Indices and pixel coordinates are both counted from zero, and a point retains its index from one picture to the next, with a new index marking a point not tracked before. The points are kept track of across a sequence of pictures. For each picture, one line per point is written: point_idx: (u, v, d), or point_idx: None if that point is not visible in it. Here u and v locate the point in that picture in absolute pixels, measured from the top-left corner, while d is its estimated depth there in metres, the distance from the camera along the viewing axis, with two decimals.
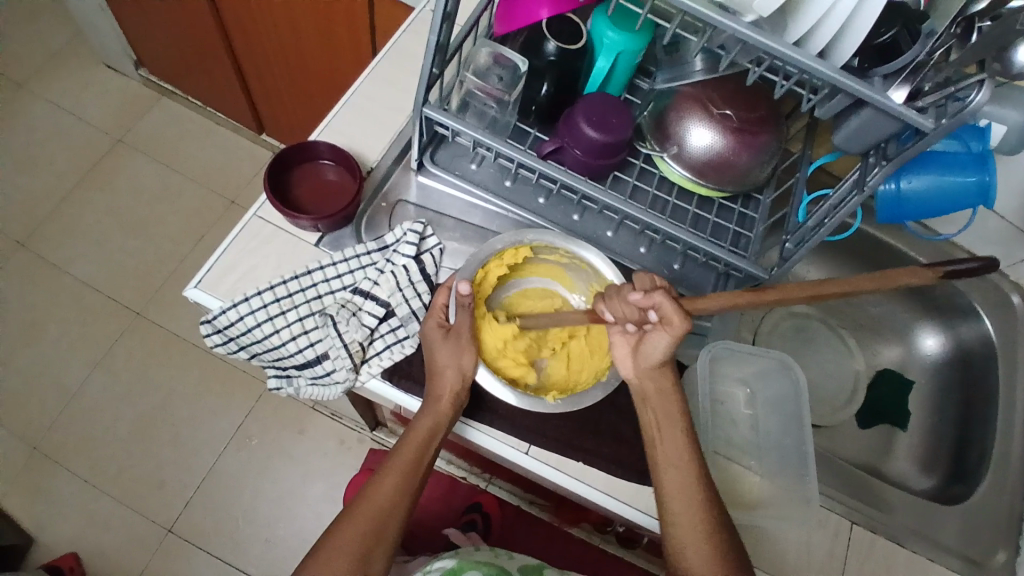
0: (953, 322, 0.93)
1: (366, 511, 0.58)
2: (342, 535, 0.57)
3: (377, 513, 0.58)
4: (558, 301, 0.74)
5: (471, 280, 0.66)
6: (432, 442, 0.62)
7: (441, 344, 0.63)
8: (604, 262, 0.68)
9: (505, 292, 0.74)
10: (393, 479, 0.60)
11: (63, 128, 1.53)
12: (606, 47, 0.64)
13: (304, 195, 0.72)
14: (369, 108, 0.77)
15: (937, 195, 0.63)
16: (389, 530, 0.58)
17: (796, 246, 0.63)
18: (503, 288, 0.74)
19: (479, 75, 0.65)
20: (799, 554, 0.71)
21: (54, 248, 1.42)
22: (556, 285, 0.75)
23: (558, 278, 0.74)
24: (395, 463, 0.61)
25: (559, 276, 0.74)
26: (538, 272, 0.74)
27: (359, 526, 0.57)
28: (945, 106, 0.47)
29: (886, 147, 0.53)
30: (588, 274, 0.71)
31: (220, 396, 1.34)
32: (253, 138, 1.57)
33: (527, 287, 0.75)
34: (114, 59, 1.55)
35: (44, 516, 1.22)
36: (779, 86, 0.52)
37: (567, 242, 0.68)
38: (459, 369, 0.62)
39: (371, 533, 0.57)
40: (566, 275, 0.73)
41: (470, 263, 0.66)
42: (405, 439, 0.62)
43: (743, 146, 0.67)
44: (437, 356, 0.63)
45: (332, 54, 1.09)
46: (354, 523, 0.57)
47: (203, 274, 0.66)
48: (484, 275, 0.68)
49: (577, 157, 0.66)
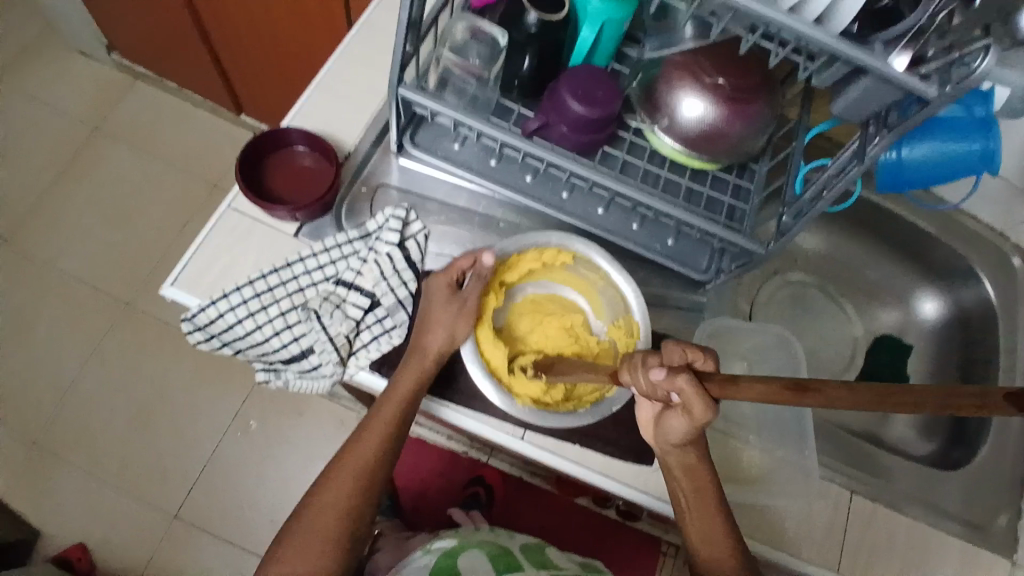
0: (953, 284, 0.91)
1: (348, 472, 0.61)
2: (326, 496, 0.60)
3: (356, 474, 0.61)
4: (579, 318, 0.70)
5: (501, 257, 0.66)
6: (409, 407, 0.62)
7: (431, 320, 0.62)
8: (637, 300, 0.66)
9: (532, 287, 0.71)
10: (372, 441, 0.62)
11: (36, 118, 1.48)
12: (591, 16, 0.60)
13: (281, 183, 0.70)
14: (342, 89, 0.73)
15: (938, 162, 0.60)
16: (374, 486, 0.62)
17: (794, 219, 0.60)
18: (532, 282, 0.71)
19: (457, 51, 0.62)
20: (799, 525, 0.69)
21: (39, 243, 1.39)
22: (585, 303, 0.71)
23: (588, 297, 0.71)
24: (373, 423, 0.62)
25: (590, 296, 0.70)
26: (571, 282, 0.71)
27: (342, 485, 0.61)
28: (950, 72, 0.44)
29: (887, 115, 0.50)
30: (620, 306, 0.68)
31: (217, 384, 1.34)
32: (231, 118, 1.52)
33: (553, 291, 0.71)
34: (81, 41, 1.49)
35: (51, 510, 1.23)
36: (773, 54, 0.49)
37: (609, 263, 0.67)
38: None
39: (353, 495, 0.60)
40: (596, 294, 0.70)
41: (513, 241, 0.67)
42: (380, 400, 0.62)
43: (737, 116, 0.64)
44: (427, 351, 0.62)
45: (304, 30, 1.04)
46: (337, 484, 0.61)
47: (180, 271, 0.64)
48: (517, 261, 0.68)
49: (565, 134, 0.63)
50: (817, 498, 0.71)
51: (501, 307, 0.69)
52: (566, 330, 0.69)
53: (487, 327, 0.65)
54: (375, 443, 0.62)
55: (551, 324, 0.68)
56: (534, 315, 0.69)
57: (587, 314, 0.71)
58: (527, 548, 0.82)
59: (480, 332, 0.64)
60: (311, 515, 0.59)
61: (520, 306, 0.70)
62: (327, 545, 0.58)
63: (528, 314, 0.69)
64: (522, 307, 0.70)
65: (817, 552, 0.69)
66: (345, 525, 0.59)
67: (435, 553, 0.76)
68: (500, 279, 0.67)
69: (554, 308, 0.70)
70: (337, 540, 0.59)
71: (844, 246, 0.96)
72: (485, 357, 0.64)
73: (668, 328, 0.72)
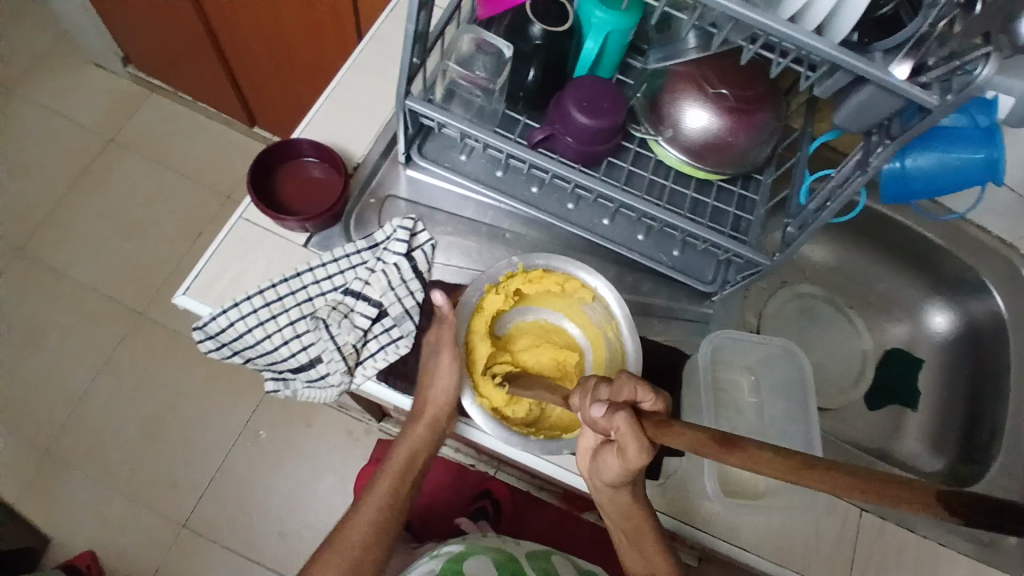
0: (962, 297, 0.89)
1: (382, 486, 0.64)
2: (362, 513, 0.63)
3: (390, 490, 0.64)
4: (576, 357, 0.68)
5: (518, 270, 0.65)
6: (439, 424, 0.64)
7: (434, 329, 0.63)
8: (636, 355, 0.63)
9: (547, 314, 0.70)
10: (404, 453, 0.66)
11: (56, 130, 1.52)
12: (594, 27, 0.61)
13: (292, 195, 0.71)
14: (352, 101, 0.75)
15: (943, 171, 0.60)
16: (405, 500, 0.65)
17: (798, 230, 0.61)
18: (548, 309, 0.70)
19: (463, 64, 0.63)
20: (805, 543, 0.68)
21: (55, 252, 1.42)
22: (587, 348, 0.69)
23: (592, 341, 0.68)
24: (405, 439, 0.66)
25: (594, 341, 0.68)
26: (581, 322, 0.69)
27: (377, 500, 0.64)
28: (951, 80, 0.44)
29: (890, 125, 0.51)
30: (617, 364, 0.65)
31: (227, 393, 1.35)
32: (246, 131, 1.55)
33: (560, 324, 0.70)
34: (101, 56, 1.53)
35: (60, 517, 1.24)
36: (775, 64, 0.49)
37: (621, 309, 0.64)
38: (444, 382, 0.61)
39: (387, 509, 0.63)
40: (599, 338, 0.67)
41: (539, 258, 0.65)
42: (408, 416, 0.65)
43: (741, 126, 0.64)
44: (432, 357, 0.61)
45: (315, 41, 1.06)
46: (372, 500, 0.63)
47: (191, 281, 0.65)
48: (539, 277, 0.66)
49: (570, 145, 0.64)
50: (823, 514, 0.70)
51: (510, 317, 0.69)
52: (557, 363, 0.67)
53: (480, 331, 0.64)
54: (406, 457, 0.66)
55: (544, 353, 0.67)
56: (535, 337, 0.69)
57: (585, 360, 0.68)
58: (531, 556, 0.81)
59: (474, 325, 0.64)
60: (348, 529, 0.62)
61: (527, 326, 0.70)
62: (363, 558, 0.60)
63: (530, 334, 0.69)
64: (529, 327, 0.70)
65: (822, 567, 0.68)
66: (381, 538, 0.62)
67: (441, 558, 0.76)
68: (515, 284, 0.65)
69: (555, 338, 0.69)
70: (372, 551, 0.61)
71: (853, 257, 0.95)
72: (468, 351, 0.64)
73: (673, 339, 0.72)
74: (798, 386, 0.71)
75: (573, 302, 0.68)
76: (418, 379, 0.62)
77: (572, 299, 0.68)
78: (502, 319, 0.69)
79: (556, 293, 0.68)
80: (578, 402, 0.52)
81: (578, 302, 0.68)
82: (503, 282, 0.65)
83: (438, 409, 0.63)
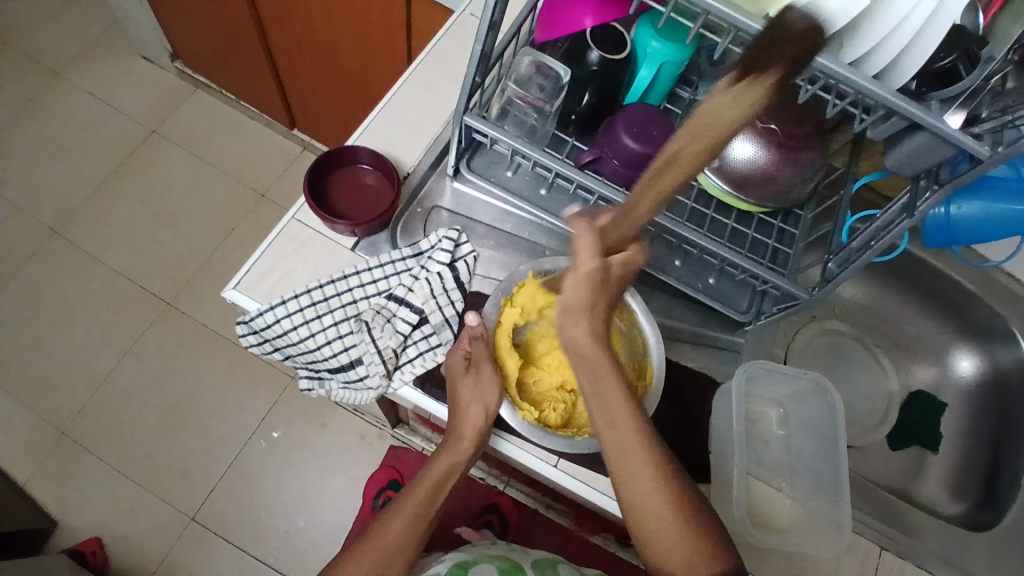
0: (991, 345, 0.90)
1: (419, 490, 0.64)
2: (398, 513, 0.62)
3: (427, 495, 0.64)
4: None
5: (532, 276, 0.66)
6: (483, 427, 0.63)
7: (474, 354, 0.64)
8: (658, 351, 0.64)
9: None
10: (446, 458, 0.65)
11: (98, 117, 1.56)
12: (649, 57, 0.63)
13: (342, 198, 0.74)
14: (406, 112, 0.77)
15: (988, 220, 0.61)
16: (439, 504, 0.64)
17: (840, 267, 0.61)
18: None
19: (520, 84, 0.65)
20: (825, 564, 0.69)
21: (87, 236, 1.45)
22: None
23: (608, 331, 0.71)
24: (449, 448, 0.64)
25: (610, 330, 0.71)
26: None
27: (414, 501, 0.63)
28: (1002, 133, 0.45)
29: (939, 172, 0.52)
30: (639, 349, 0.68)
31: (245, 387, 1.36)
32: (284, 132, 1.58)
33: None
34: (150, 50, 1.57)
35: (70, 498, 1.25)
36: (831, 106, 0.51)
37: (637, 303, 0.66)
38: (473, 399, 0.63)
39: (422, 514, 0.63)
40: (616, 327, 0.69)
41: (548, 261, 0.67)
42: (452, 428, 0.64)
43: (786, 161, 0.65)
44: (485, 370, 0.63)
45: (367, 51, 1.09)
46: (409, 502, 0.63)
47: (241, 276, 0.67)
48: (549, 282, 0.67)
49: (615, 168, 0.65)
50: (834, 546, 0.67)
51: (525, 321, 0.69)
52: None
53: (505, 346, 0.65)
54: (447, 466, 0.65)
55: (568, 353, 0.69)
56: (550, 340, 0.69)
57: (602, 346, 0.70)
58: (538, 564, 0.80)
59: (496, 340, 0.66)
60: (383, 529, 0.61)
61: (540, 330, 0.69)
62: (393, 556, 0.60)
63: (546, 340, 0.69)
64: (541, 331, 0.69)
65: None
66: (412, 542, 0.62)
67: (445, 564, 0.76)
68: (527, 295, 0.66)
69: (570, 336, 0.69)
70: (403, 554, 0.61)
71: (882, 296, 0.96)
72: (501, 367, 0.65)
73: (703, 365, 0.73)
74: (829, 422, 0.71)
75: None
76: (474, 396, 0.63)
77: None
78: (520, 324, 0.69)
79: None
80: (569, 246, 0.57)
81: None
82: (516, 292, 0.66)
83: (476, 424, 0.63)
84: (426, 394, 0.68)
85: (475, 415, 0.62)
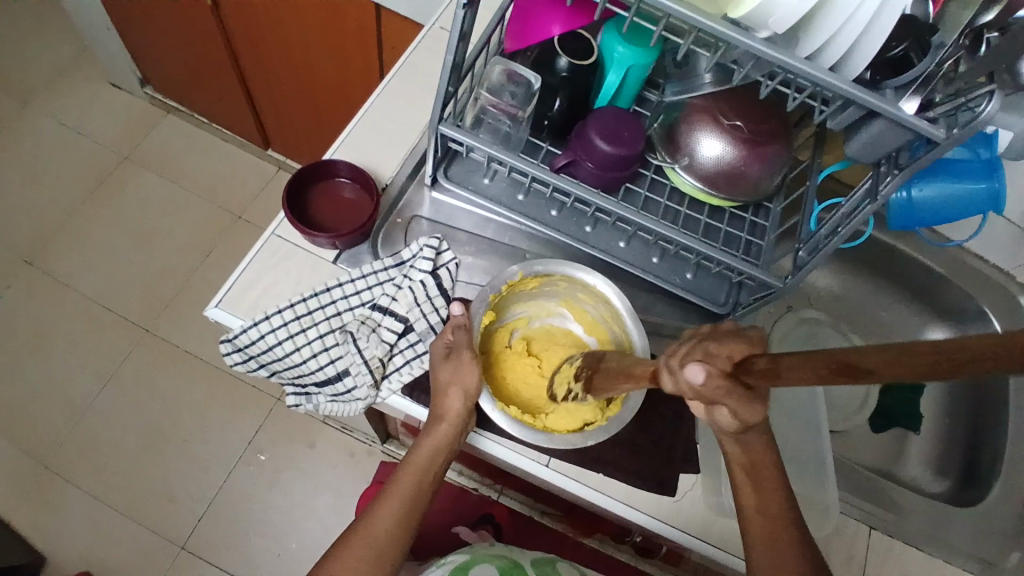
0: (961, 325, 0.94)
1: (406, 479, 0.63)
2: (385, 504, 0.61)
3: (414, 482, 0.63)
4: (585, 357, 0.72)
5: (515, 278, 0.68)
6: (463, 420, 0.62)
7: (444, 363, 0.63)
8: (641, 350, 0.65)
9: (552, 318, 0.74)
10: (427, 447, 0.63)
11: (69, 146, 1.54)
12: (616, 62, 0.65)
13: (322, 212, 0.74)
14: (382, 125, 0.78)
15: (947, 202, 0.64)
16: (426, 497, 0.63)
17: (810, 254, 0.63)
18: (554, 314, 0.74)
19: (494, 92, 0.66)
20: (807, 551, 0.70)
21: (62, 266, 1.42)
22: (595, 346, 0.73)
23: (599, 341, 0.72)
24: (427, 439, 0.62)
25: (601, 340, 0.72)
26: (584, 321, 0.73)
27: (397, 500, 0.61)
28: (956, 116, 0.48)
29: (898, 156, 0.54)
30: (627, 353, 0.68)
31: (231, 410, 1.34)
32: (259, 153, 1.58)
33: (564, 326, 0.74)
34: (119, 76, 1.56)
35: (53, 534, 1.22)
36: (790, 99, 0.53)
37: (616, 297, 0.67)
38: (451, 380, 0.62)
39: (408, 506, 0.61)
40: (605, 336, 0.71)
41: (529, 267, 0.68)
42: (432, 414, 0.63)
43: (754, 157, 0.68)
44: (465, 356, 0.63)
45: (339, 69, 1.10)
46: (396, 494, 0.62)
47: (223, 293, 0.67)
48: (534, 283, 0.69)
49: (590, 170, 0.67)
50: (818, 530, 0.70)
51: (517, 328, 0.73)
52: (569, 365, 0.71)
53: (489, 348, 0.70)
54: (431, 454, 0.62)
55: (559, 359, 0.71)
56: (544, 341, 0.73)
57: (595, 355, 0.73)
58: (537, 562, 0.80)
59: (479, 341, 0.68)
60: (372, 524, 0.60)
61: (534, 332, 0.74)
62: (380, 559, 0.59)
63: (539, 340, 0.73)
64: (535, 332, 0.74)
65: None
66: (397, 544, 0.60)
67: (445, 567, 0.76)
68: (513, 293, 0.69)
69: (563, 341, 0.73)
70: (392, 551, 0.59)
71: (855, 285, 0.98)
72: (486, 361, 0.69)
73: None
74: (808, 407, 0.75)
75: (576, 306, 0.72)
76: (454, 377, 0.62)
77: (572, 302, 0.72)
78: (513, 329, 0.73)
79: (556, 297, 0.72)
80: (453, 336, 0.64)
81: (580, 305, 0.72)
82: (505, 290, 0.68)
83: (459, 420, 0.62)
84: (413, 402, 0.68)
85: (453, 397, 0.62)
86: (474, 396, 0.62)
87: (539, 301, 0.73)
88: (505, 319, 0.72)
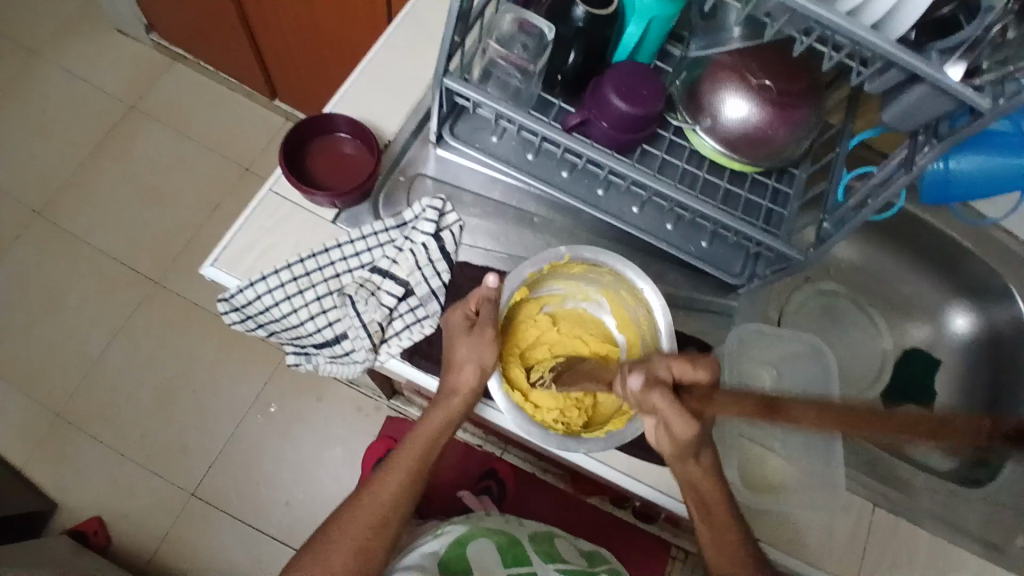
0: (985, 302, 0.90)
1: (411, 450, 0.62)
2: (389, 471, 0.61)
3: (419, 453, 0.62)
4: (611, 350, 0.71)
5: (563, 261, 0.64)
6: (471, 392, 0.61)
7: (465, 337, 0.60)
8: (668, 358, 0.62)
9: (589, 304, 0.72)
10: (436, 417, 0.62)
11: (74, 94, 1.51)
12: (638, 12, 0.61)
13: (320, 169, 0.71)
14: (384, 79, 0.74)
15: (987, 176, 0.60)
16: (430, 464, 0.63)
17: (835, 227, 0.59)
18: (592, 301, 0.71)
19: (503, 43, 0.62)
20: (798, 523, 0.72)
21: (70, 217, 1.42)
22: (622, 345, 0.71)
23: (629, 342, 0.70)
24: (435, 409, 0.61)
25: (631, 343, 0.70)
26: (621, 321, 0.70)
27: (401, 469, 0.62)
28: (1004, 85, 0.43)
29: (938, 126, 0.50)
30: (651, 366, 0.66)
31: (239, 364, 1.35)
32: (265, 103, 1.53)
33: (597, 314, 0.72)
34: (122, 21, 1.50)
35: (69, 481, 1.25)
36: (826, 58, 0.48)
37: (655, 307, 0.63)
38: (469, 355, 0.60)
39: (414, 473, 0.62)
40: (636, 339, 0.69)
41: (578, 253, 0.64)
42: (444, 390, 0.61)
43: (782, 119, 0.63)
44: (487, 333, 0.60)
45: (344, 18, 1.05)
46: (400, 459, 0.62)
47: (220, 252, 0.65)
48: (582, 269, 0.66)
49: (604, 130, 0.63)
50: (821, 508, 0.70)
51: (550, 306, 0.71)
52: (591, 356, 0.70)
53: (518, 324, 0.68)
54: (443, 422, 0.61)
55: (581, 348, 0.70)
56: (571, 323, 0.71)
57: (620, 352, 0.71)
58: (534, 538, 0.81)
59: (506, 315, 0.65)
60: (376, 488, 0.61)
61: (565, 312, 0.71)
62: (382, 525, 0.59)
63: (568, 321, 0.71)
64: (565, 312, 0.71)
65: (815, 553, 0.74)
66: (398, 505, 0.61)
67: (444, 538, 0.76)
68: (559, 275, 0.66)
69: (591, 329, 0.72)
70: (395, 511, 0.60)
71: (877, 256, 0.95)
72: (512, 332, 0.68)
73: (697, 330, 0.72)
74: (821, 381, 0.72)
75: (618, 303, 0.69)
76: (473, 351, 0.60)
77: (616, 297, 0.69)
78: (546, 304, 0.70)
79: (599, 285, 0.69)
80: (476, 306, 0.61)
81: (624, 304, 0.69)
82: (546, 269, 0.65)
83: (467, 395, 0.60)
84: (417, 368, 0.66)
85: (469, 372, 0.60)
86: (488, 369, 0.60)
87: (578, 282, 0.70)
88: (538, 293, 0.69)
